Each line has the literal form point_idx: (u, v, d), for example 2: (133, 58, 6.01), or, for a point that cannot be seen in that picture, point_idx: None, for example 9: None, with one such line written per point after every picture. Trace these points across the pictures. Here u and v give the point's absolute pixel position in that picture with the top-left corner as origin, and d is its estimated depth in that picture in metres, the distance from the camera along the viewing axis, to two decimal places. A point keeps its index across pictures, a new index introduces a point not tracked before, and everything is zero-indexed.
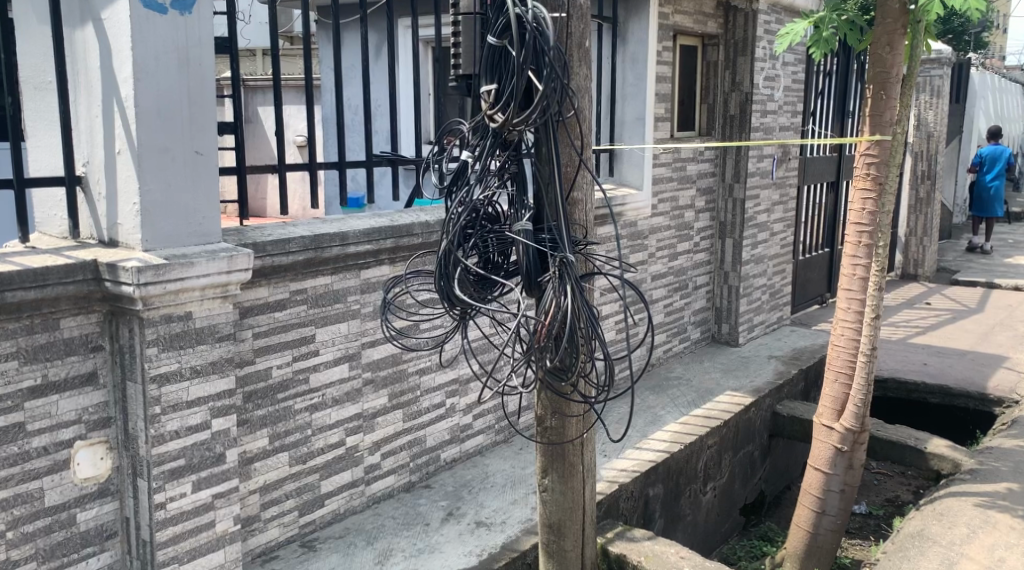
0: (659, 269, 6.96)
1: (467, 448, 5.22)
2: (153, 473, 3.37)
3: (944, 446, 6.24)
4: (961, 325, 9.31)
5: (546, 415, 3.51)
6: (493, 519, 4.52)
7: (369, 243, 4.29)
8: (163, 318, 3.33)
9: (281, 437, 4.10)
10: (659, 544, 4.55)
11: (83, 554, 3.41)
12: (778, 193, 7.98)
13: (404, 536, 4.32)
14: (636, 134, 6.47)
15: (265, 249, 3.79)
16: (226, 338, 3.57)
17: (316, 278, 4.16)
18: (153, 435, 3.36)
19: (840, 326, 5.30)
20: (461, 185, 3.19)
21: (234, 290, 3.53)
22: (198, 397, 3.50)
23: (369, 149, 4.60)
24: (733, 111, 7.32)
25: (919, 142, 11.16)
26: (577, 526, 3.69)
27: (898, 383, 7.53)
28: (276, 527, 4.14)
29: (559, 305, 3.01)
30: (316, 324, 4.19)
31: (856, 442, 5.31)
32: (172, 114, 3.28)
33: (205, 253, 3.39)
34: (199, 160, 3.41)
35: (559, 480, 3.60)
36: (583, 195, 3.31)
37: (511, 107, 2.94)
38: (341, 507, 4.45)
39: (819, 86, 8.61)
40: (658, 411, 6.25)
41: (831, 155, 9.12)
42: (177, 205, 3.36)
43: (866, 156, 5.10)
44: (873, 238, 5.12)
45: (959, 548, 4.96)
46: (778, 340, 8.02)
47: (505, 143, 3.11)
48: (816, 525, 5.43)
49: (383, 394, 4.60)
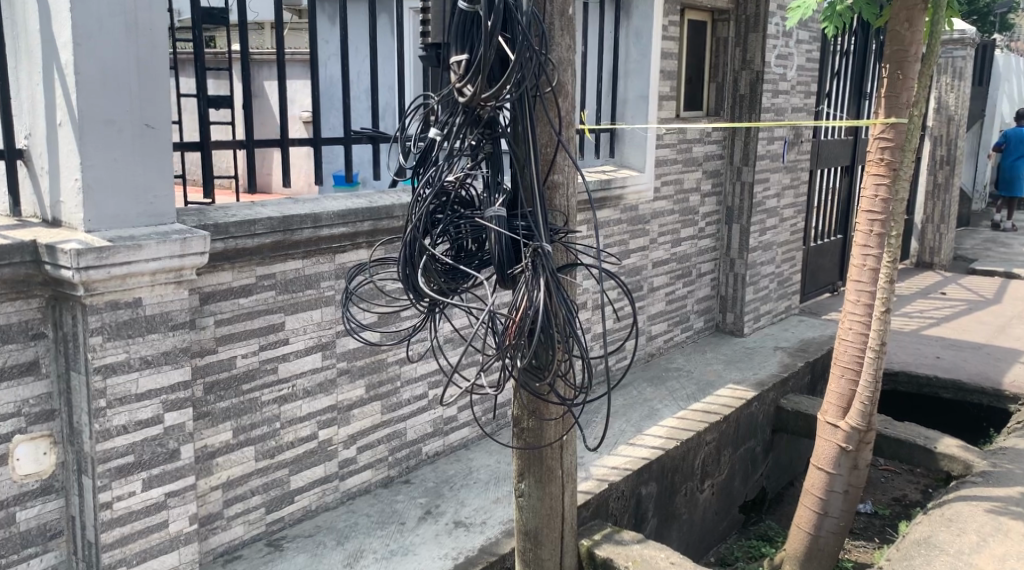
0: (660, 256, 6.66)
1: (451, 441, 4.98)
2: (97, 471, 3.14)
3: (955, 446, 5.94)
4: (977, 317, 8.98)
5: (523, 416, 3.25)
6: (473, 519, 4.28)
7: (345, 225, 4.03)
8: (109, 306, 3.08)
9: (246, 431, 3.86)
10: (648, 548, 4.30)
11: (24, 554, 3.20)
12: (789, 177, 7.65)
13: (377, 537, 4.09)
14: (640, 113, 6.18)
15: (227, 231, 3.53)
16: (181, 327, 3.32)
17: (286, 263, 3.90)
18: (98, 431, 3.12)
19: (847, 319, 5.02)
20: (429, 165, 2.92)
21: (190, 275, 3.28)
22: (148, 390, 3.25)
23: (347, 125, 4.31)
24: (743, 90, 6.98)
25: (939, 127, 10.76)
26: (555, 533, 3.44)
27: (909, 377, 7.23)
28: (240, 525, 3.91)
29: (532, 300, 2.74)
30: (285, 312, 3.94)
31: (862, 442, 5.03)
32: (118, 83, 3.01)
33: (155, 235, 3.13)
34: (150, 132, 3.13)
35: (536, 485, 3.35)
36: (563, 179, 3.04)
37: (481, 79, 2.67)
38: (312, 503, 4.22)
39: (835, 67, 8.26)
40: (654, 404, 5.98)
41: (846, 139, 8.77)
42: (123, 181, 3.09)
43: (882, 141, 4.78)
44: (886, 226, 4.81)
45: (967, 558, 4.68)
46: (785, 330, 7.73)
47: (477, 119, 2.83)
48: (817, 527, 5.17)
49: (360, 384, 4.35)
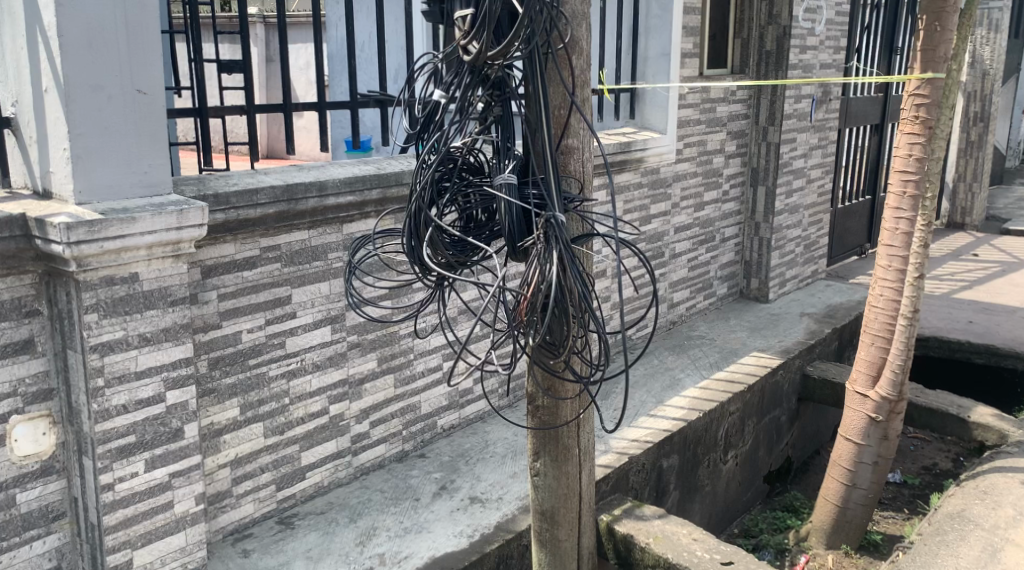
0: (683, 221, 6.45)
1: (466, 414, 4.85)
2: (97, 453, 3.03)
3: (989, 415, 5.74)
4: (1011, 279, 8.70)
5: (538, 394, 3.09)
6: (489, 495, 4.15)
7: (352, 193, 3.86)
8: (104, 281, 2.96)
9: (254, 407, 3.74)
10: (670, 524, 4.18)
11: (27, 537, 3.12)
12: (816, 136, 7.38)
13: (390, 514, 3.98)
14: (661, 71, 5.94)
15: (228, 201, 3.38)
16: (181, 302, 3.19)
17: (291, 234, 3.75)
18: (97, 411, 3.01)
19: (878, 285, 4.81)
20: (433, 129, 2.75)
21: (188, 248, 3.13)
22: (149, 367, 3.13)
23: (353, 89, 4.13)
24: (769, 46, 6.70)
25: (973, 82, 10.38)
26: (572, 513, 3.30)
27: (940, 342, 7.02)
28: (250, 503, 3.82)
29: (544, 275, 2.56)
30: (292, 284, 3.80)
31: (892, 412, 4.84)
32: (104, 46, 2.87)
33: (150, 207, 2.99)
34: (141, 99, 3.00)
35: (552, 464, 3.20)
36: (578, 143, 2.86)
37: (485, 35, 2.49)
38: (324, 479, 4.12)
39: (866, 20, 7.92)
40: (676, 373, 5.82)
41: (877, 96, 8.45)
42: (115, 151, 2.97)
43: (916, 97, 4.53)
44: (920, 187, 4.58)
45: (1003, 533, 4.51)
46: (811, 295, 7.52)
47: (484, 80, 2.65)
48: (845, 499, 5.02)
49: (371, 357, 4.22)
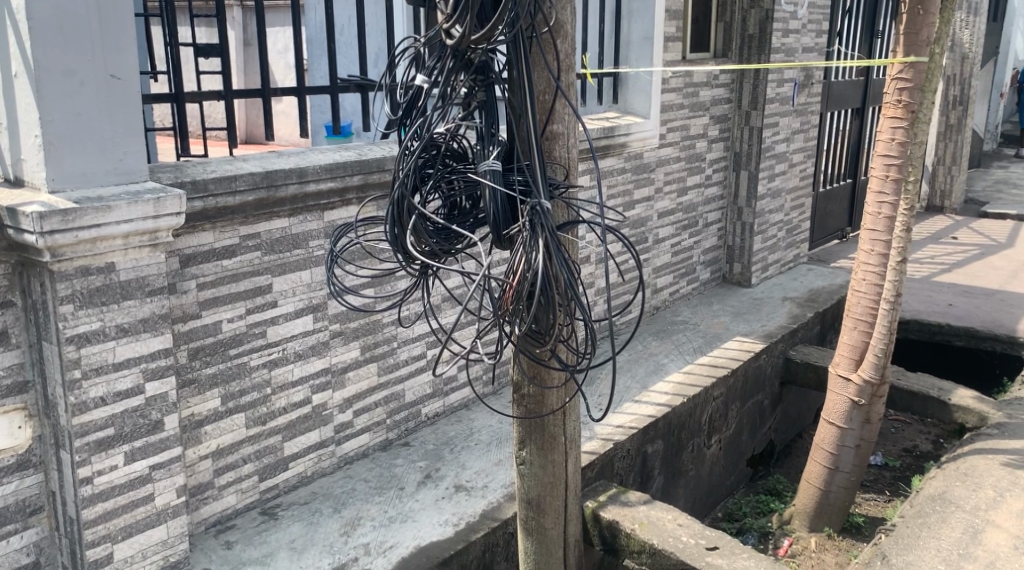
0: (666, 206, 6.43)
1: (451, 402, 4.82)
2: (75, 446, 2.98)
3: (969, 397, 5.78)
4: (989, 262, 8.77)
5: (523, 382, 3.07)
6: (474, 483, 4.13)
7: (332, 179, 3.81)
8: (79, 272, 2.89)
9: (235, 398, 3.69)
10: (655, 510, 4.17)
11: (3, 532, 3.07)
12: (798, 120, 7.37)
13: (374, 503, 3.94)
14: (644, 55, 5.90)
15: (206, 189, 3.33)
16: (159, 292, 3.13)
17: (271, 221, 3.70)
18: (74, 404, 2.95)
19: (861, 268, 4.81)
20: (416, 115, 2.71)
21: (166, 237, 3.08)
22: (127, 358, 3.08)
23: (333, 74, 4.06)
24: (752, 30, 6.67)
25: (953, 65, 10.43)
26: (558, 502, 3.28)
27: (920, 325, 7.05)
28: (232, 494, 3.77)
29: (530, 263, 2.54)
30: (272, 273, 3.75)
31: (874, 395, 4.86)
32: (74, 29, 2.80)
33: (126, 195, 2.93)
34: (115, 84, 2.93)
35: (538, 452, 3.18)
36: (563, 128, 2.82)
37: (469, 18, 2.44)
38: (308, 469, 4.08)
39: (848, 4, 7.91)
40: (660, 358, 5.82)
41: (857, 80, 8.45)
42: (87, 138, 2.90)
43: (898, 81, 4.53)
44: (903, 172, 4.58)
45: (983, 515, 4.54)
46: (794, 280, 7.53)
47: (468, 64, 2.60)
48: (828, 482, 5.05)
49: (354, 346, 4.17)
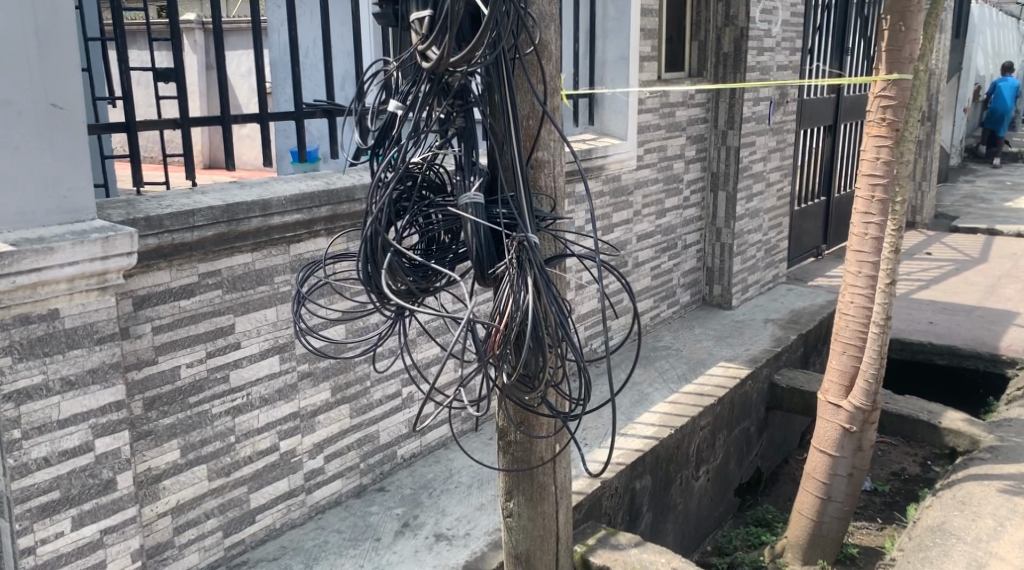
0: (645, 229, 6.25)
1: (428, 442, 4.56)
2: (15, 513, 2.69)
3: (959, 420, 5.63)
4: (965, 278, 8.71)
5: (510, 429, 2.84)
6: (455, 530, 3.87)
7: (299, 212, 3.56)
8: (18, 320, 2.62)
9: (196, 448, 3.42)
10: (647, 552, 3.93)
11: None
12: (775, 139, 7.26)
13: (348, 557, 3.66)
14: (620, 74, 5.73)
15: (161, 225, 3.07)
16: (109, 339, 2.85)
17: (232, 257, 3.44)
18: (13, 467, 2.67)
19: (849, 291, 4.63)
20: (390, 142, 2.47)
21: (116, 278, 2.82)
22: (73, 414, 2.79)
23: (298, 99, 3.83)
24: (726, 49, 6.55)
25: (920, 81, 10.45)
26: (549, 555, 3.06)
27: (902, 343, 6.94)
28: (195, 553, 3.47)
29: (519, 303, 2.32)
30: (235, 312, 3.49)
31: (867, 422, 4.69)
32: (10, 55, 2.54)
33: (71, 234, 2.68)
34: (58, 115, 2.68)
35: (526, 504, 2.95)
36: (549, 156, 2.64)
37: (447, 39, 2.21)
38: (276, 521, 3.80)
39: (819, 21, 7.85)
40: (644, 388, 5.61)
41: (830, 97, 8.37)
42: (28, 173, 2.64)
43: (882, 99, 4.36)
44: (890, 192, 4.42)
45: (986, 547, 4.37)
46: (773, 300, 7.39)
47: (446, 88, 2.38)
48: (821, 513, 4.85)
49: (325, 388, 3.92)
